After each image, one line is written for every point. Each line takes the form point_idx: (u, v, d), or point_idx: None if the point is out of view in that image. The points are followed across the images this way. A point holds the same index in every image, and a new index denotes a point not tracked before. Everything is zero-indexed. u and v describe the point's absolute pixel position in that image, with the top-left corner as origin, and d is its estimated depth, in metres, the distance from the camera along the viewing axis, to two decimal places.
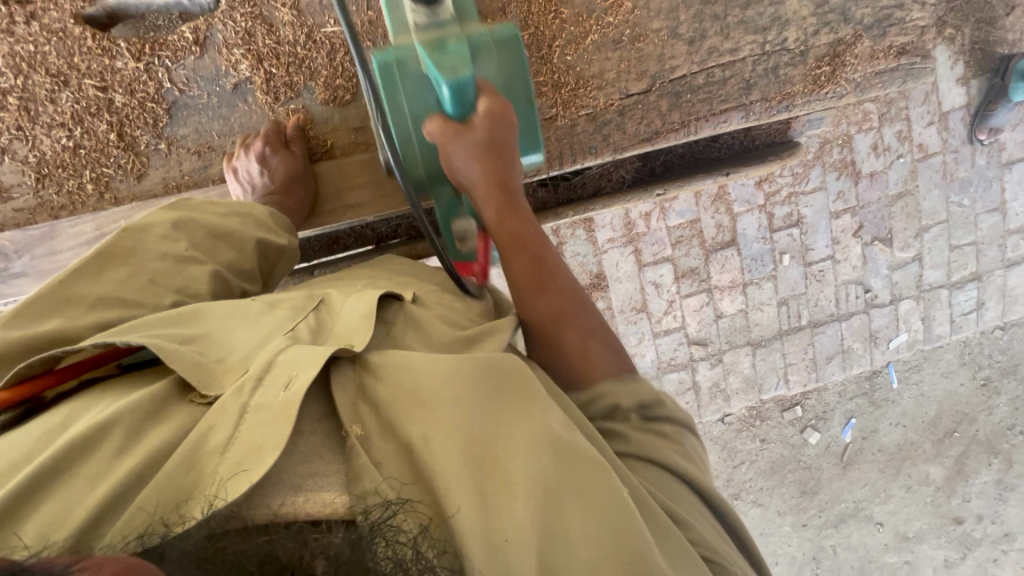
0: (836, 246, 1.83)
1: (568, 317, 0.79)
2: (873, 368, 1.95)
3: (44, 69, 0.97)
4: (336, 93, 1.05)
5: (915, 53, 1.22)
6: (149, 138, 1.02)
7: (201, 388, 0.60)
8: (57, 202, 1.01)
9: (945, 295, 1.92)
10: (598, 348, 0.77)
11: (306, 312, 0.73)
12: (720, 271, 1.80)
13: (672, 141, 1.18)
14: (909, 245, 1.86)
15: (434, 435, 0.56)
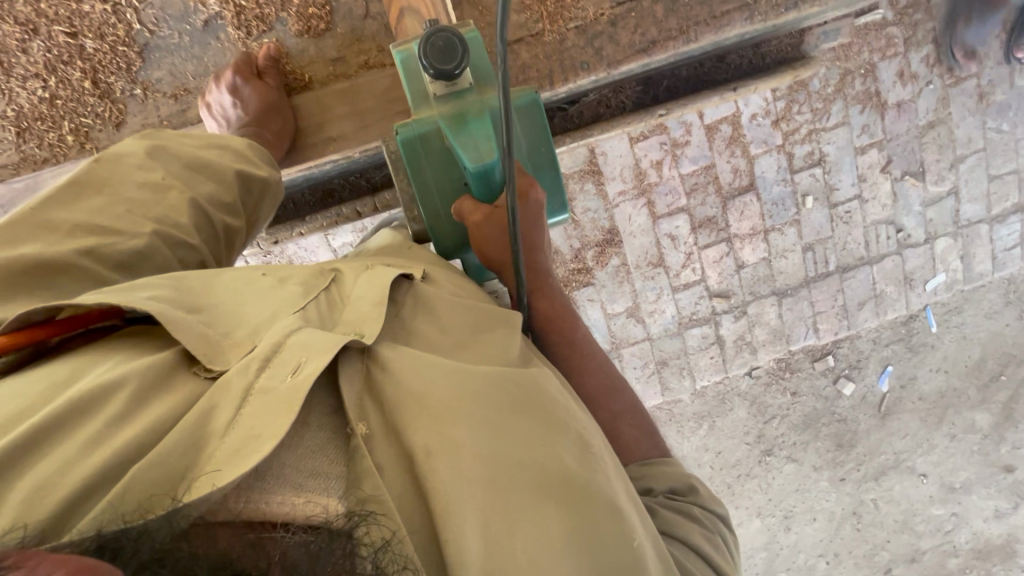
0: (863, 184, 1.70)
1: (603, 399, 0.84)
2: (909, 313, 1.84)
3: (12, 18, 0.95)
4: (309, 23, 1.01)
5: None
6: (124, 84, 0.99)
7: (205, 360, 0.56)
8: (40, 156, 1.00)
9: (985, 230, 1.80)
10: (630, 429, 0.83)
11: (319, 291, 0.68)
12: (739, 219, 1.68)
13: (670, 50, 1.10)
14: (943, 178, 1.73)
15: (441, 450, 0.53)
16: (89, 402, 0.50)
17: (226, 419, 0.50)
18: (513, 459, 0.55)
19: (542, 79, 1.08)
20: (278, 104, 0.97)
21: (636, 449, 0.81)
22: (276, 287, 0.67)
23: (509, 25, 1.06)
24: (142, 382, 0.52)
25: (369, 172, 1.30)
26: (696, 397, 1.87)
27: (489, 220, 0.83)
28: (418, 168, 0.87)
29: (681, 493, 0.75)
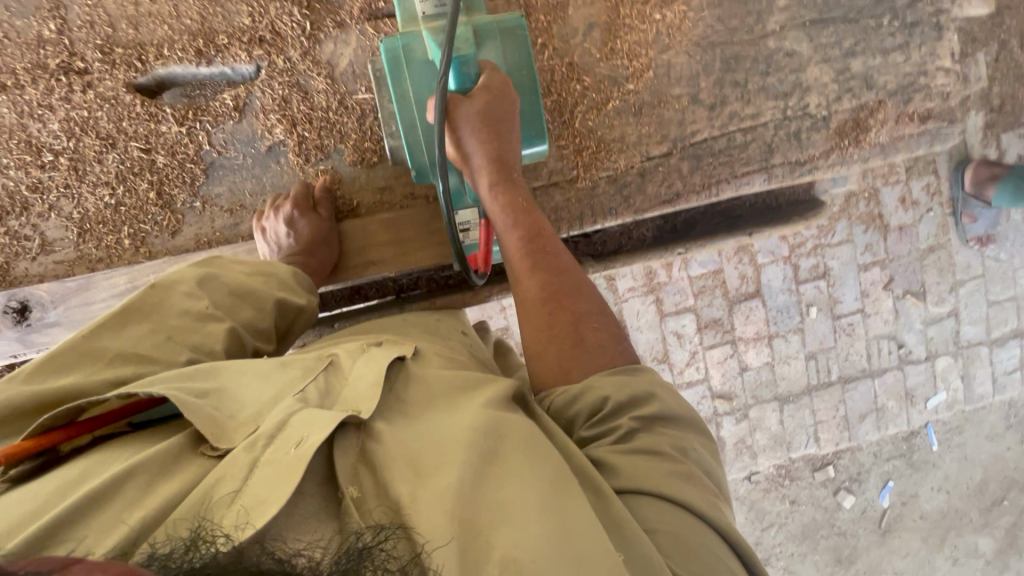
0: (866, 299, 1.73)
1: (560, 298, 0.80)
2: (910, 429, 1.82)
3: (95, 133, 1.03)
4: (364, 155, 1.10)
5: (941, 118, 1.22)
6: (186, 197, 1.07)
7: (212, 441, 0.59)
8: (95, 255, 1.05)
9: (986, 352, 1.81)
10: (591, 330, 0.77)
11: (317, 372, 0.70)
12: (745, 322, 1.70)
13: (693, 203, 1.19)
14: (944, 300, 1.76)
15: (425, 495, 0.54)
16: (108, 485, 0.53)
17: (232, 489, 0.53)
18: (496, 496, 0.55)
19: (572, 220, 1.16)
20: (327, 237, 1.03)
21: (602, 352, 0.75)
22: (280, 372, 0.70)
23: (546, 170, 1.15)
24: (153, 469, 0.56)
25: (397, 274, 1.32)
26: None
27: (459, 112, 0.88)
28: (401, 79, 0.95)
29: (648, 411, 0.67)
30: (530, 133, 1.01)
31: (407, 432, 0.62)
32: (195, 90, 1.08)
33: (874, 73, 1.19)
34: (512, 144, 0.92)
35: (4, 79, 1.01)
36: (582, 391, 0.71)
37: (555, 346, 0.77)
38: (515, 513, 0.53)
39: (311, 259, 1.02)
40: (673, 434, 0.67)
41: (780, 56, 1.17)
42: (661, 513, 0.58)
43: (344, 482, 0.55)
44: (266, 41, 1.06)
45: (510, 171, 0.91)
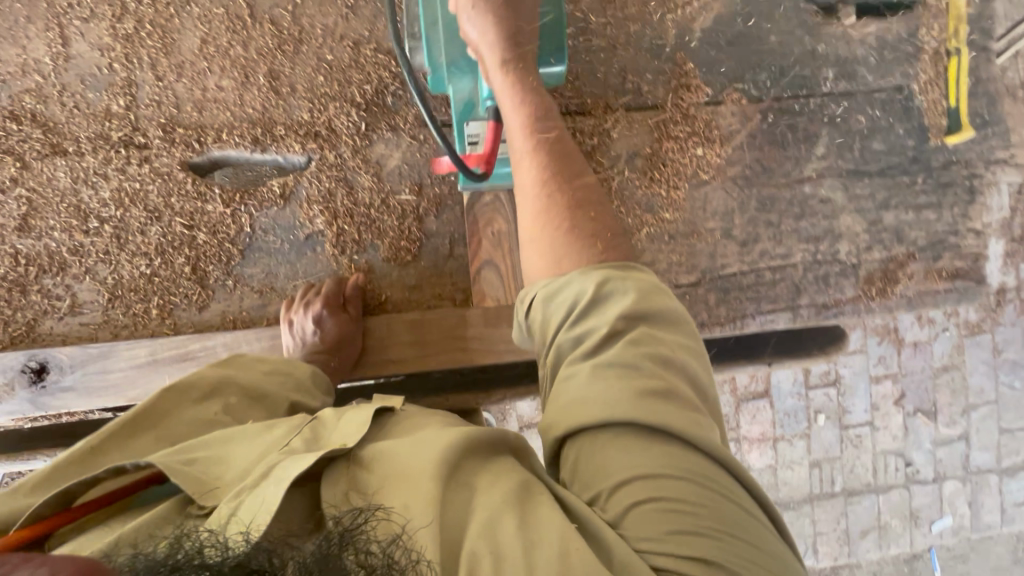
0: (876, 412, 1.68)
1: (566, 189, 0.86)
2: (912, 552, 1.76)
3: (143, 205, 1.06)
4: (398, 253, 1.11)
5: (970, 277, 1.23)
6: (219, 274, 1.08)
7: (198, 499, 0.62)
8: (121, 322, 1.06)
9: (995, 480, 1.75)
10: (590, 215, 0.85)
11: (301, 426, 0.72)
12: (751, 422, 1.65)
13: (717, 333, 1.18)
14: (954, 421, 1.71)
15: (411, 496, 0.57)
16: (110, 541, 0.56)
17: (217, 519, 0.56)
18: (475, 496, 0.59)
19: None
20: (350, 336, 1.04)
21: (596, 240, 0.83)
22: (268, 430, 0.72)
23: None
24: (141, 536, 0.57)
25: None
26: None
27: None
28: None
29: (635, 312, 0.73)
30: (549, 51, 0.95)
31: (384, 447, 0.64)
32: (246, 173, 1.12)
33: (904, 227, 1.21)
34: (530, 40, 0.91)
35: (67, 145, 1.05)
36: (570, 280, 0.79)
37: (558, 228, 0.84)
38: (501, 500, 0.58)
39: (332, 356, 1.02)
40: (654, 333, 0.74)
41: (814, 202, 1.20)
42: (632, 436, 0.66)
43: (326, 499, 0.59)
44: (321, 136, 1.10)
45: (527, 65, 0.90)
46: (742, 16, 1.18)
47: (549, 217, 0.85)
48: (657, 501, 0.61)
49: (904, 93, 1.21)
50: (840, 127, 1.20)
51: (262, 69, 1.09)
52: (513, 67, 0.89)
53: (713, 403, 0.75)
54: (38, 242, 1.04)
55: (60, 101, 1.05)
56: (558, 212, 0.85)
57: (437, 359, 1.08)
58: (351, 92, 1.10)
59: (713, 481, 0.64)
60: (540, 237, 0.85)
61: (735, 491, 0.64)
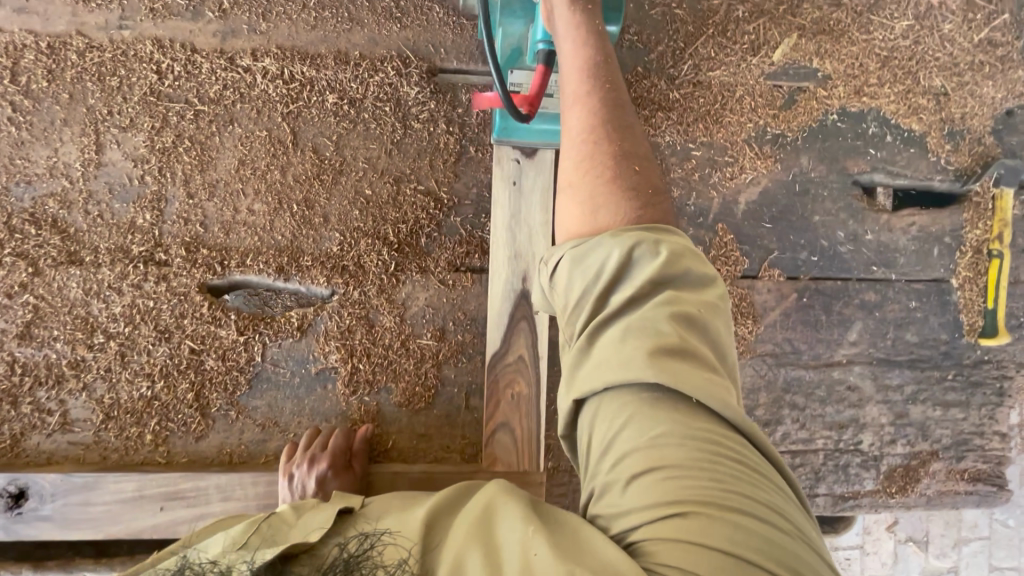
0: (868, 536, 1.57)
1: (615, 141, 0.79)
2: None
3: (153, 324, 1.02)
4: (411, 399, 1.07)
5: (990, 480, 1.20)
6: (222, 402, 1.03)
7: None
8: (112, 444, 1.01)
9: None
10: (638, 172, 0.78)
11: (260, 522, 0.70)
12: None
13: None
14: (946, 554, 1.60)
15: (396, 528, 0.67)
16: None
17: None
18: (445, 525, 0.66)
19: None
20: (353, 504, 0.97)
21: (641, 197, 0.76)
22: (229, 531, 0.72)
23: None
24: None
25: None
26: None
27: None
28: None
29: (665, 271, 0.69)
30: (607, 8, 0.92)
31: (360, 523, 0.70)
32: (265, 296, 1.08)
33: (930, 423, 1.18)
34: None
35: (84, 254, 1.01)
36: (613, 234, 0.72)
37: (602, 178, 0.77)
38: (473, 528, 0.63)
39: None
40: (681, 296, 0.69)
41: (841, 388, 1.17)
42: (645, 403, 0.64)
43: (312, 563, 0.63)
44: (348, 271, 1.06)
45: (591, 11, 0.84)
46: (789, 192, 1.16)
47: (590, 164, 0.77)
48: (660, 474, 0.59)
49: (942, 286, 1.19)
50: (876, 315, 1.18)
51: (297, 197, 1.05)
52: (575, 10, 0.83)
53: (735, 368, 0.72)
54: (39, 351, 1.00)
55: (84, 208, 1.01)
56: (603, 159, 0.77)
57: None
58: (385, 229, 1.07)
59: (724, 457, 0.61)
60: (580, 190, 0.77)
61: (748, 464, 0.61)
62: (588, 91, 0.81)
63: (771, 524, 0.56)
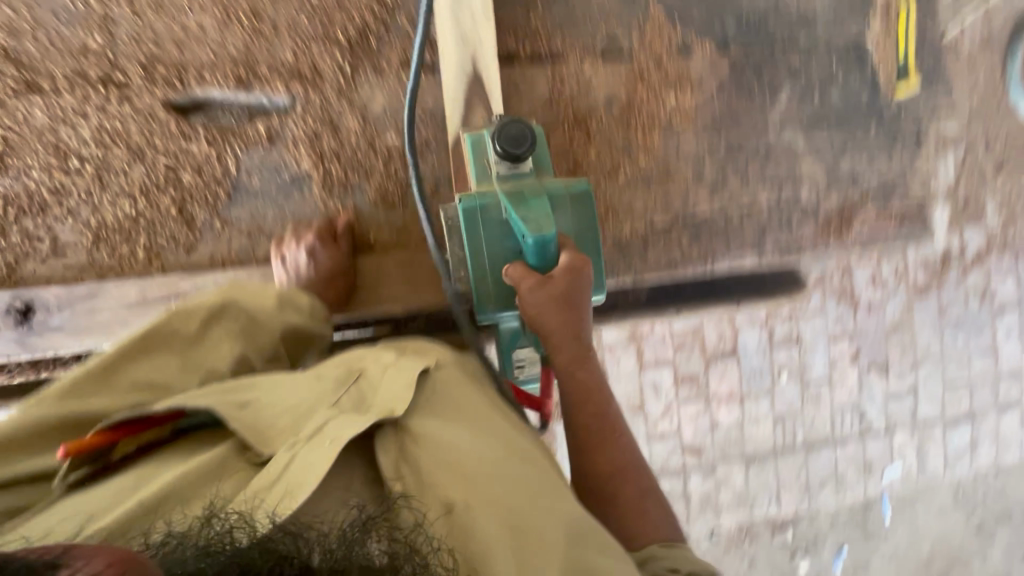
0: (834, 367, 1.79)
1: (611, 440, 0.98)
2: (866, 498, 1.89)
3: (126, 145, 1.06)
4: (386, 195, 1.14)
5: (915, 219, 1.34)
6: (205, 215, 1.09)
7: (258, 446, 0.73)
8: (107, 264, 1.06)
9: (938, 432, 1.86)
10: (648, 504, 0.94)
11: (346, 387, 0.82)
12: (719, 380, 1.72)
13: (690, 271, 1.27)
14: (904, 376, 1.82)
15: (471, 501, 0.70)
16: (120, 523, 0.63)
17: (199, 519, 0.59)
18: (517, 489, 0.73)
19: None
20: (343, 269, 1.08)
21: (645, 519, 0.92)
22: (318, 375, 0.84)
23: None
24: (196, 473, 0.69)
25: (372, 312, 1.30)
26: None
27: (538, 283, 0.97)
28: (476, 234, 1.01)
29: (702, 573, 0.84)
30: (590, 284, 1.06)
31: (435, 428, 0.78)
32: (224, 113, 1.09)
33: (858, 172, 1.31)
34: (581, 306, 1.00)
35: (42, 81, 1.03)
36: (645, 559, 0.87)
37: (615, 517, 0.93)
38: (564, 525, 0.71)
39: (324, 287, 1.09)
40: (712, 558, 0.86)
41: (777, 149, 1.28)
42: None
43: (389, 474, 0.71)
44: (306, 78, 1.11)
45: (574, 296, 0.99)
46: None
47: (615, 496, 0.94)
48: None
49: (857, 46, 1.30)
50: (800, 80, 1.28)
51: (242, 6, 1.08)
52: (562, 304, 0.98)
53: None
54: (16, 180, 1.03)
55: (33, 37, 1.03)
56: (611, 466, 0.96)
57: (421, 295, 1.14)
58: (334, 32, 1.11)
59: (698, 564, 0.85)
60: (609, 497, 0.95)
61: None
62: (579, 400, 1.01)
63: None
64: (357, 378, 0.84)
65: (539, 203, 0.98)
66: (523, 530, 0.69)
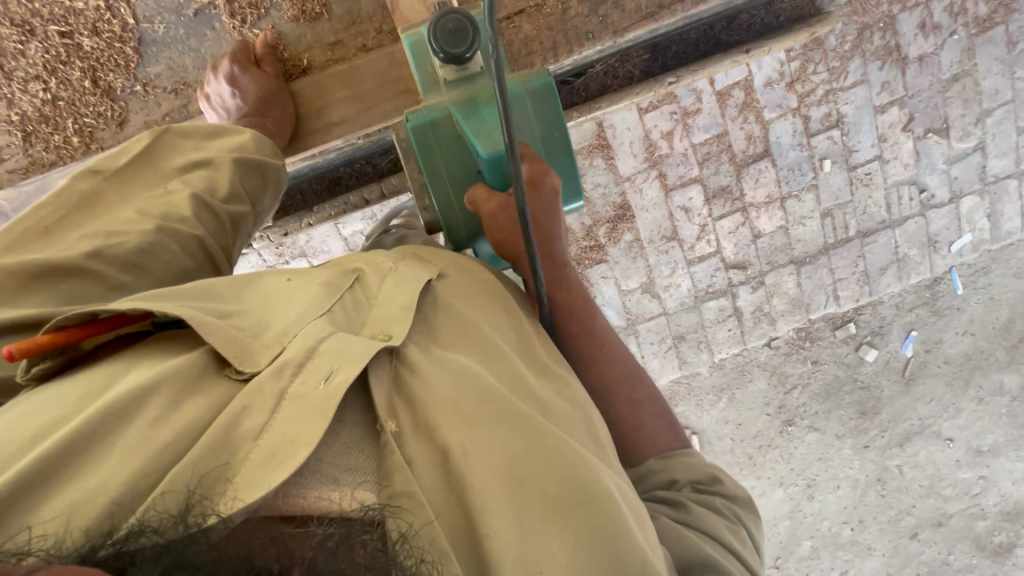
0: (879, 143, 2.55)
1: (594, 325, 1.24)
2: (899, 257, 2.73)
3: (14, 24, 1.39)
4: (301, 9, 1.42)
5: None
6: (121, 78, 1.43)
7: (236, 365, 0.80)
8: (43, 155, 1.45)
9: (961, 171, 2.63)
10: (622, 360, 1.22)
11: (344, 293, 0.98)
12: (754, 186, 2.53)
13: (678, 10, 1.41)
14: (894, 150, 2.57)
15: (467, 446, 0.79)
16: (78, 433, 0.67)
17: (183, 491, 0.64)
18: (509, 437, 0.83)
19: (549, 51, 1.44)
20: (269, 89, 1.38)
21: (653, 442, 1.15)
22: (306, 287, 0.97)
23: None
24: (172, 382, 0.76)
25: (375, 159, 1.81)
26: (774, 351, 2.84)
27: (498, 207, 1.20)
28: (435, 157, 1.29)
29: (709, 487, 1.07)
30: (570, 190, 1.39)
31: (428, 382, 0.86)
32: None
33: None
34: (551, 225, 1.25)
35: None
36: (647, 477, 1.10)
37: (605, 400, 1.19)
38: (558, 495, 0.80)
39: (261, 114, 1.36)
40: (718, 487, 1.08)
41: None
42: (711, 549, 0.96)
43: (382, 417, 0.78)
44: None
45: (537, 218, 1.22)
46: None
47: (610, 407, 1.18)
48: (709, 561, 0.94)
49: None
50: None
51: None
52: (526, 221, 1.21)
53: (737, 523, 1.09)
54: None
55: None
56: (588, 346, 1.23)
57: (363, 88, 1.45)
58: None
59: (697, 498, 1.05)
60: (607, 389, 1.19)
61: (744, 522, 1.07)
62: (573, 327, 1.23)
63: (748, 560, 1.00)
64: (355, 281, 1.03)
65: (488, 112, 1.19)
66: (526, 487, 0.79)
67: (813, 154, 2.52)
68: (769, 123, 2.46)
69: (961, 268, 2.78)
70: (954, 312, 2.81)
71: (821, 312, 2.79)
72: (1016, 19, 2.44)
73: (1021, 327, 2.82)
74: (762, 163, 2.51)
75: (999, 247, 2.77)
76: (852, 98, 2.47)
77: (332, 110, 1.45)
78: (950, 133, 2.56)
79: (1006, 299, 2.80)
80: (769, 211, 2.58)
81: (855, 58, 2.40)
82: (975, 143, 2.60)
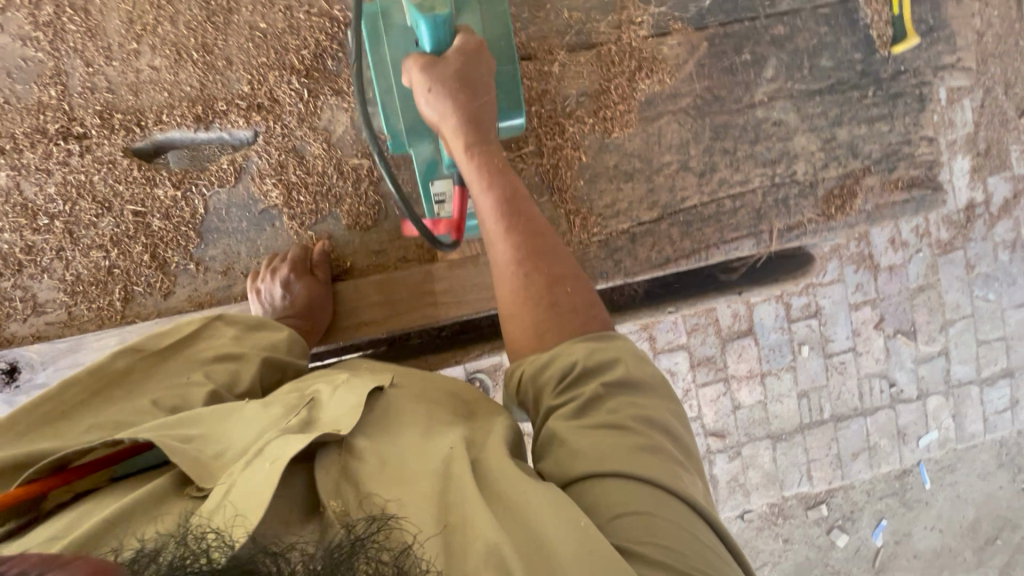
0: (856, 337, 2.73)
1: (516, 200, 1.27)
2: (872, 444, 2.80)
3: (92, 198, 1.51)
4: (359, 221, 1.60)
5: (846, 187, 1.63)
6: (180, 259, 1.55)
7: (198, 482, 0.82)
8: (86, 317, 1.54)
9: (928, 377, 2.81)
10: (533, 224, 1.25)
11: (300, 407, 0.98)
12: (739, 360, 2.66)
13: (685, 260, 1.60)
14: (869, 347, 2.75)
15: (400, 503, 0.78)
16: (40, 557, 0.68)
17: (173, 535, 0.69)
18: (445, 492, 0.81)
19: None
20: (317, 294, 1.51)
21: (572, 319, 1.13)
22: (267, 406, 0.98)
23: None
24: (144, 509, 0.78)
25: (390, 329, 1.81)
26: (747, 524, 2.82)
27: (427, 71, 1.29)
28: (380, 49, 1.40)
29: (616, 385, 1.01)
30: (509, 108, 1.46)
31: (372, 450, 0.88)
32: (204, 149, 1.61)
33: (814, 169, 1.62)
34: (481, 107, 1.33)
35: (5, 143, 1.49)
36: (553, 360, 1.05)
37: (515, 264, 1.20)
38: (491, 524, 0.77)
39: (305, 317, 1.49)
40: (623, 395, 1.00)
41: (718, 155, 1.59)
42: (630, 498, 0.86)
43: (325, 496, 0.79)
44: (263, 108, 1.57)
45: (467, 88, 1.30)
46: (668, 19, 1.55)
47: (529, 289, 1.17)
48: (637, 510, 0.85)
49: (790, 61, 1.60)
50: (746, 94, 1.60)
51: (216, 97, 1.55)
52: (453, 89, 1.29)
53: (664, 419, 0.99)
54: (30, 248, 1.50)
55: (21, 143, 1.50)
56: (511, 225, 1.24)
57: (395, 295, 1.59)
58: (275, 92, 1.57)
59: (594, 422, 0.96)
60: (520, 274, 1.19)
61: (658, 422, 0.98)
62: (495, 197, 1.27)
63: (656, 454, 0.92)
64: (311, 395, 1.02)
65: None
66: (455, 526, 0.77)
67: (793, 337, 2.69)
68: (754, 305, 2.64)
69: (928, 463, 2.86)
70: (923, 506, 2.86)
71: (795, 490, 2.79)
72: (972, 247, 2.74)
73: (986, 530, 2.88)
74: (745, 340, 2.66)
75: (965, 447, 2.87)
76: (830, 294, 2.68)
77: (363, 312, 1.59)
78: (917, 336, 2.77)
79: (970, 500, 2.89)
80: (749, 385, 2.69)
81: (834, 260, 2.66)
82: (940, 347, 2.79)
